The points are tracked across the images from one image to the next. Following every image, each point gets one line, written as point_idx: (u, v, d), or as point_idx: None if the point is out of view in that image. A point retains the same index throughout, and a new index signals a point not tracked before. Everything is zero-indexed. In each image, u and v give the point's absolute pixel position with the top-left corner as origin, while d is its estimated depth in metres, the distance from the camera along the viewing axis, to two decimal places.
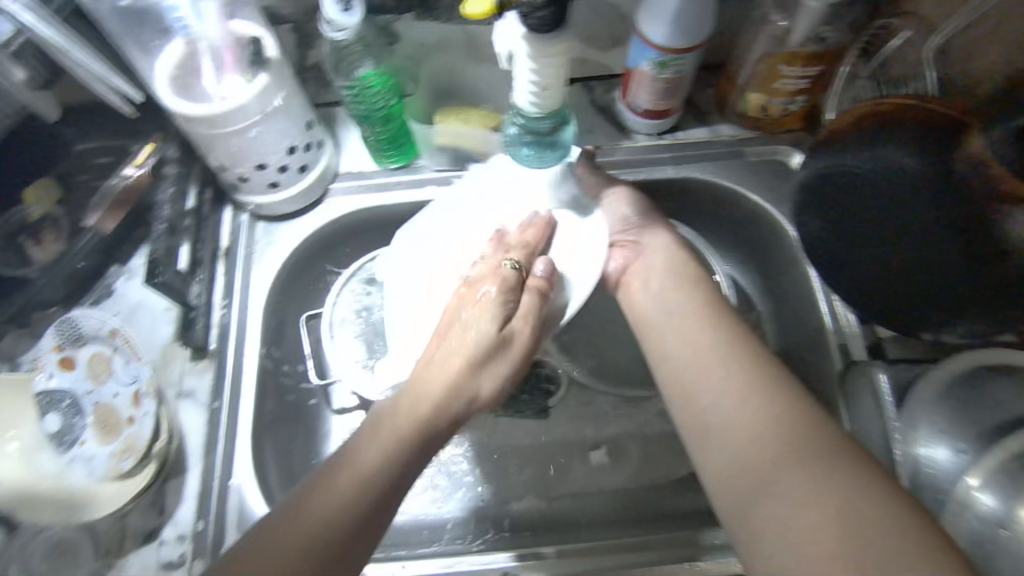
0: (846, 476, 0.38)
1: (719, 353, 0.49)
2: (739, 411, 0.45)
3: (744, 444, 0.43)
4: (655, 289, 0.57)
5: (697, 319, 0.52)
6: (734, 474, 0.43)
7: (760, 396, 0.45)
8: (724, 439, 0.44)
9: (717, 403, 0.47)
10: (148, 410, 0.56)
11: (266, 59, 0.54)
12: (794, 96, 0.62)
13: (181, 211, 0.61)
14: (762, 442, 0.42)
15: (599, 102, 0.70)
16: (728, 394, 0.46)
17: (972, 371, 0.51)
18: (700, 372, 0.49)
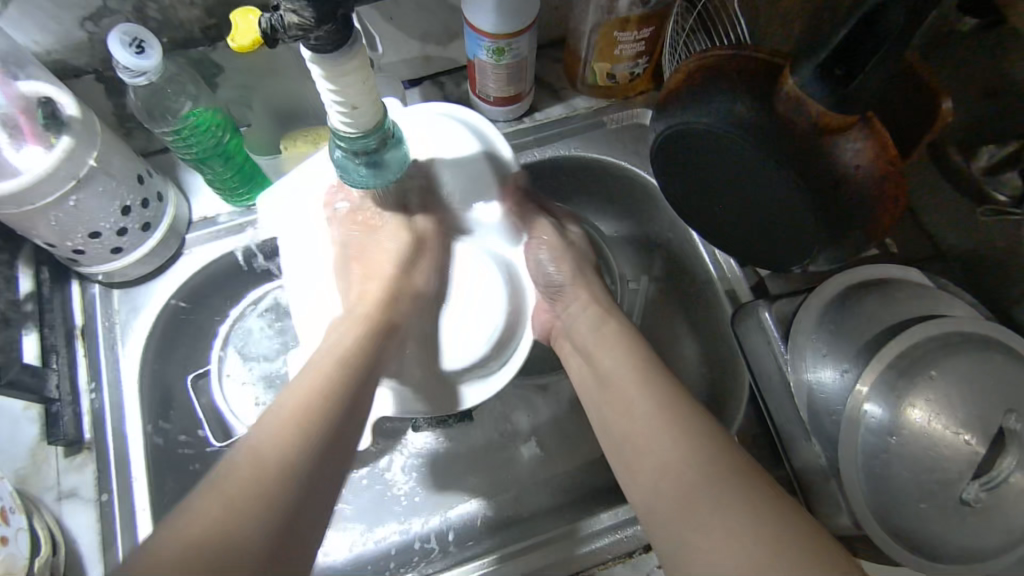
0: (743, 484, 0.39)
1: (639, 389, 0.47)
2: (660, 441, 0.44)
3: (663, 465, 0.42)
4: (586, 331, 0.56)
5: (620, 366, 0.50)
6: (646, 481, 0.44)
7: (678, 414, 0.44)
8: (650, 465, 0.43)
9: (627, 413, 0.47)
10: (19, 524, 0.48)
11: (68, 119, 0.49)
12: (635, 59, 0.62)
13: (12, 300, 0.55)
14: (667, 448, 0.43)
15: (452, 97, 0.69)
16: (646, 422, 0.45)
17: (841, 296, 0.53)
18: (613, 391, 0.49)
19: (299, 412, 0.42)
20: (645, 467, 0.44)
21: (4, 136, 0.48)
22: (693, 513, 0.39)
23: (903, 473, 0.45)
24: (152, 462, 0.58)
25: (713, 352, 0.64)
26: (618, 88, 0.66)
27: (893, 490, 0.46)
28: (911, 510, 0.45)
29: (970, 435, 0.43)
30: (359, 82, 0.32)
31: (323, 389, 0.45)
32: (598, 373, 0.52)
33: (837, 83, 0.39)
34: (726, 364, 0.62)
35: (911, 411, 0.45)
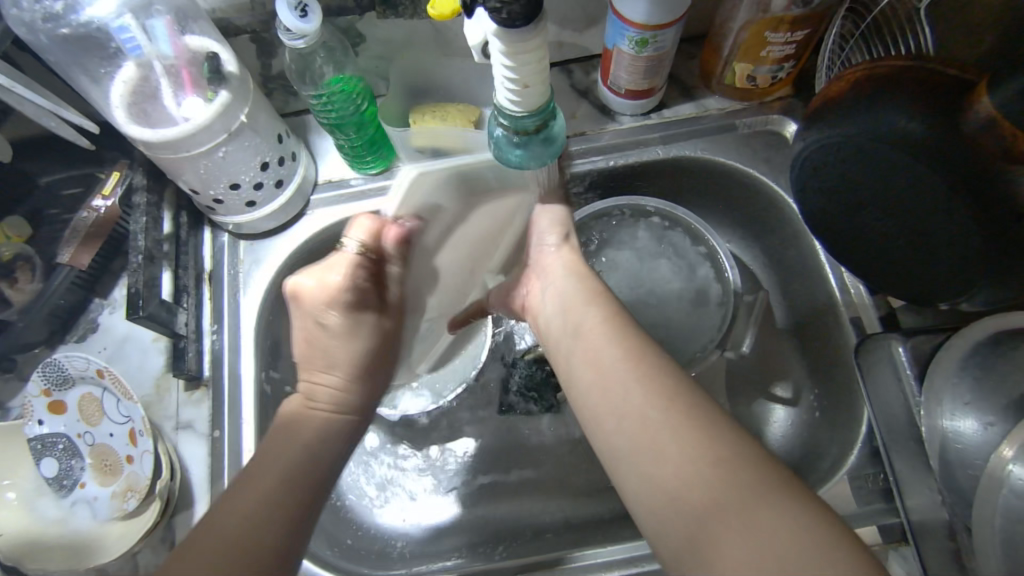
0: (747, 472, 0.35)
1: (631, 366, 0.41)
2: (661, 431, 0.38)
3: (665, 459, 0.37)
4: (557, 301, 0.49)
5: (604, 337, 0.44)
6: (640, 467, 0.38)
7: (657, 383, 0.40)
8: (644, 460, 0.38)
9: (615, 389, 0.41)
10: (145, 447, 0.52)
11: (226, 75, 0.51)
12: (782, 62, 0.59)
13: (157, 237, 0.58)
14: (660, 434, 0.38)
15: (579, 86, 0.67)
16: (641, 407, 0.39)
17: (993, 339, 0.48)
18: (591, 356, 0.44)
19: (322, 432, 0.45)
20: (642, 459, 0.38)
21: (168, 86, 0.51)
22: (713, 529, 0.34)
23: None
24: (260, 406, 0.60)
25: (826, 380, 0.60)
26: (757, 91, 0.63)
27: None
28: None
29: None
30: (533, 62, 0.32)
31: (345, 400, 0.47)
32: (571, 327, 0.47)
33: None
34: (841, 395, 0.58)
35: None
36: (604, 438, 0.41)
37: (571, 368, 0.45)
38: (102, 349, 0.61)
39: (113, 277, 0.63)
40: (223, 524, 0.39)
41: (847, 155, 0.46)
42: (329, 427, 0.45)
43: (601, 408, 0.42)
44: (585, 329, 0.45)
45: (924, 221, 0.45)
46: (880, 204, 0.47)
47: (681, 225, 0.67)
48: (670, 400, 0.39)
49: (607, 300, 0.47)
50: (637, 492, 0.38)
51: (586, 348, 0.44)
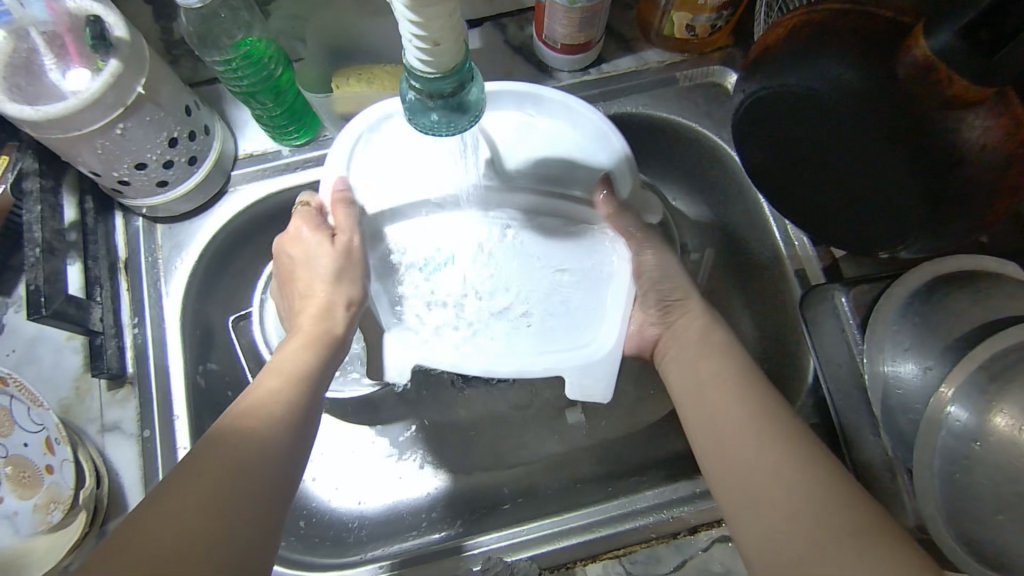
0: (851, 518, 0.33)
1: (735, 397, 0.42)
2: (763, 455, 0.38)
3: (770, 478, 0.37)
4: (690, 347, 0.49)
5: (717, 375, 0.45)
6: (766, 509, 0.36)
7: (772, 430, 0.39)
8: (751, 476, 0.38)
9: (742, 441, 0.40)
10: (64, 456, 0.50)
11: (114, 40, 0.45)
12: (721, 9, 0.56)
13: (56, 228, 0.53)
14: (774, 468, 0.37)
15: (514, 42, 0.64)
16: (762, 452, 0.38)
17: (929, 286, 0.49)
18: (717, 409, 0.43)
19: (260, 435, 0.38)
20: (765, 496, 0.36)
21: (50, 58, 0.46)
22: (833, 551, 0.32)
23: (985, 481, 0.42)
24: (193, 400, 0.57)
25: (773, 332, 0.60)
26: (696, 40, 0.61)
27: (972, 496, 0.43)
28: (989, 522, 0.42)
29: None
30: (444, 18, 0.29)
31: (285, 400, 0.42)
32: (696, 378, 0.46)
33: (980, 48, 0.34)
34: (788, 345, 0.59)
35: (997, 416, 0.42)
36: (734, 484, 0.39)
37: (698, 422, 0.44)
38: (10, 352, 0.56)
39: (14, 272, 0.57)
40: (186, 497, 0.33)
41: (792, 105, 0.44)
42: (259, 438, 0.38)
43: (711, 438, 0.42)
44: (710, 385, 0.45)
45: (864, 168, 0.45)
46: (820, 152, 0.46)
47: None
48: (766, 420, 0.40)
49: (707, 340, 0.49)
50: (744, 512, 0.37)
51: (713, 402, 0.43)
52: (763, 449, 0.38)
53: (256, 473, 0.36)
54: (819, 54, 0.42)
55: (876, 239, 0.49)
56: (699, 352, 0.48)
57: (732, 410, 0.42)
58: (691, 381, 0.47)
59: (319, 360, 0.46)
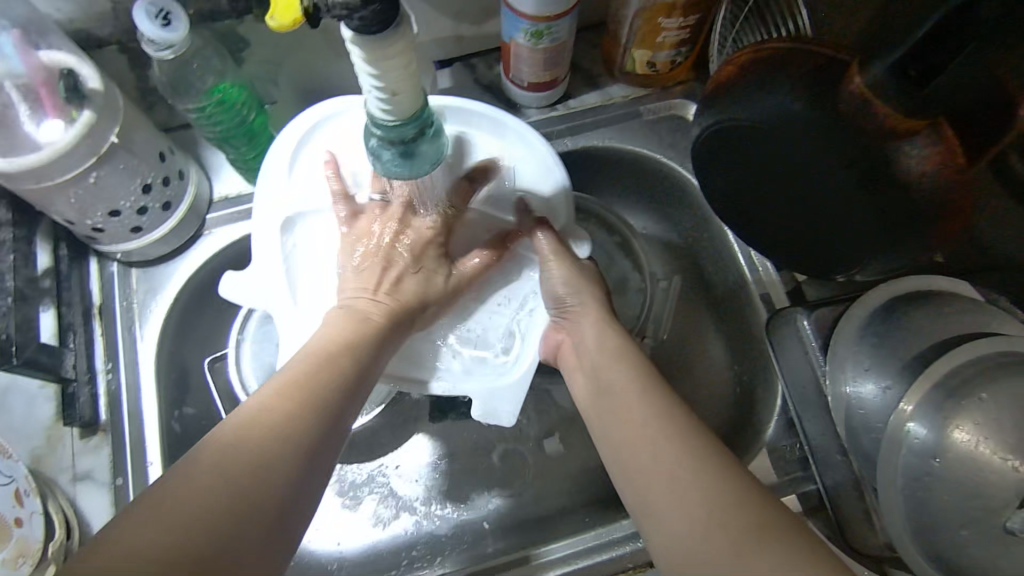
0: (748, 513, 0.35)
1: (634, 395, 0.44)
2: (657, 450, 0.39)
3: (668, 475, 0.38)
4: (586, 353, 0.49)
5: (620, 374, 0.46)
6: (669, 507, 0.37)
7: (674, 425, 0.40)
8: (651, 472, 0.39)
9: (647, 438, 0.41)
10: (34, 509, 0.48)
11: (89, 92, 0.47)
12: (680, 46, 0.59)
13: (29, 276, 0.53)
14: (671, 462, 0.38)
15: (483, 81, 0.66)
16: (664, 451, 0.39)
17: (887, 307, 0.51)
18: (620, 411, 0.43)
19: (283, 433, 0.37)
20: (668, 497, 0.37)
21: (23, 109, 0.46)
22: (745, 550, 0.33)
23: (947, 497, 0.43)
24: (168, 446, 0.56)
25: (744, 354, 0.61)
26: (658, 76, 0.63)
27: (935, 512, 0.44)
28: (953, 538, 0.43)
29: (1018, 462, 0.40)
30: (400, 66, 0.30)
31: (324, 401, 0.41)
32: (599, 381, 0.47)
33: (909, 84, 0.36)
34: (757, 367, 0.60)
35: (956, 432, 0.43)
36: (639, 487, 0.39)
37: (607, 425, 0.44)
38: None
39: None
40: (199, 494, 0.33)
41: (744, 138, 0.46)
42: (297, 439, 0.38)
43: (618, 445, 0.42)
44: (616, 385, 0.45)
45: (816, 195, 0.47)
46: (775, 181, 0.48)
47: (596, 216, 0.68)
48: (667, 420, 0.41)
49: (602, 342, 0.49)
50: (652, 512, 0.38)
51: (618, 401, 0.44)
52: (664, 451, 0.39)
53: (278, 489, 0.35)
54: (766, 89, 0.44)
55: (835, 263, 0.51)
56: (598, 356, 0.48)
57: (635, 415, 0.42)
58: (591, 387, 0.47)
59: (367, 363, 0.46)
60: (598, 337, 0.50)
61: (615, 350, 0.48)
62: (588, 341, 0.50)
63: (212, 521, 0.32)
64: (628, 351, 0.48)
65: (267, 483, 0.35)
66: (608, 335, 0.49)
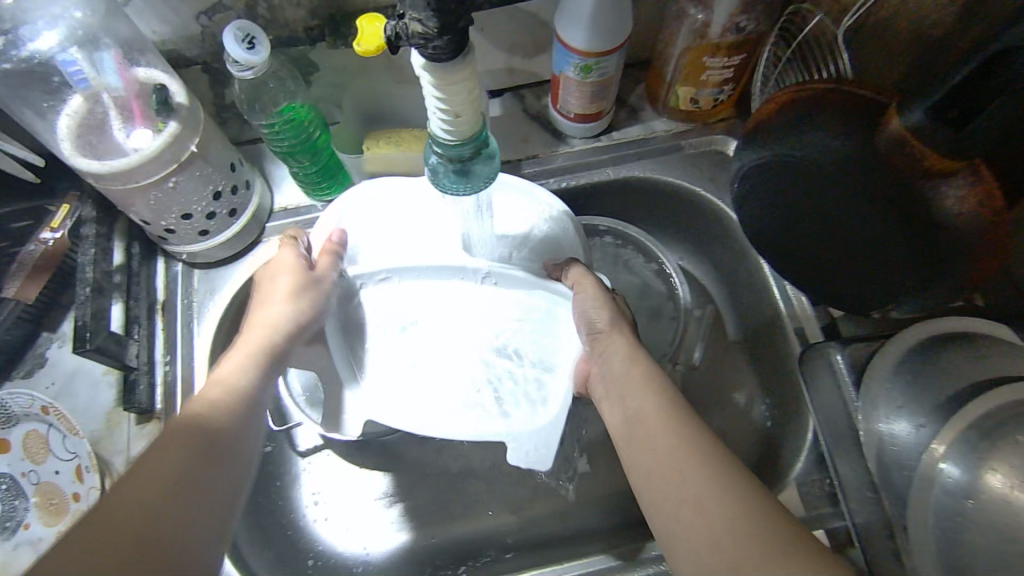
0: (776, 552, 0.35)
1: (665, 424, 0.44)
2: (680, 477, 0.40)
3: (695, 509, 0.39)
4: (612, 378, 0.50)
5: (646, 404, 0.46)
6: (697, 542, 0.38)
7: (700, 454, 0.41)
8: (673, 499, 0.40)
9: (676, 463, 0.41)
10: (92, 483, 0.51)
11: (175, 105, 0.51)
12: (723, 85, 0.61)
13: (105, 270, 0.57)
14: (696, 490, 0.39)
15: (531, 111, 0.69)
16: (696, 484, 0.39)
17: (924, 346, 0.51)
18: (641, 437, 0.44)
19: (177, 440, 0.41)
20: (693, 537, 0.38)
21: (117, 118, 0.51)
22: None
23: (981, 540, 0.42)
24: None
25: (776, 388, 0.62)
26: (700, 112, 0.65)
27: (967, 555, 0.43)
28: None
29: None
30: (462, 90, 0.33)
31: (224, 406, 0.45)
32: (626, 410, 0.47)
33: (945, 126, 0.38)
34: (789, 401, 0.60)
35: (991, 474, 0.43)
36: (664, 516, 0.40)
37: (628, 451, 0.45)
38: (50, 384, 0.60)
39: (61, 310, 0.61)
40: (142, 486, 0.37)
41: (783, 172, 0.48)
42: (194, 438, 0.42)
43: (642, 480, 0.43)
44: (646, 414, 0.45)
45: (849, 231, 0.48)
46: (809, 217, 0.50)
47: (632, 244, 0.70)
48: (676, 454, 0.42)
49: (620, 373, 0.49)
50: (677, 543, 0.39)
51: (644, 429, 0.45)
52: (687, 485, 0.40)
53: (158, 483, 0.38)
54: (808, 125, 0.46)
55: (868, 304, 0.51)
56: (623, 382, 0.48)
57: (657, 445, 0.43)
58: (620, 414, 0.47)
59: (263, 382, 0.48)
60: (617, 367, 0.50)
61: (640, 382, 0.48)
62: (609, 372, 0.50)
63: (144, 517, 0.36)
64: (648, 381, 0.48)
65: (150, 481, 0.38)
66: (632, 364, 0.50)
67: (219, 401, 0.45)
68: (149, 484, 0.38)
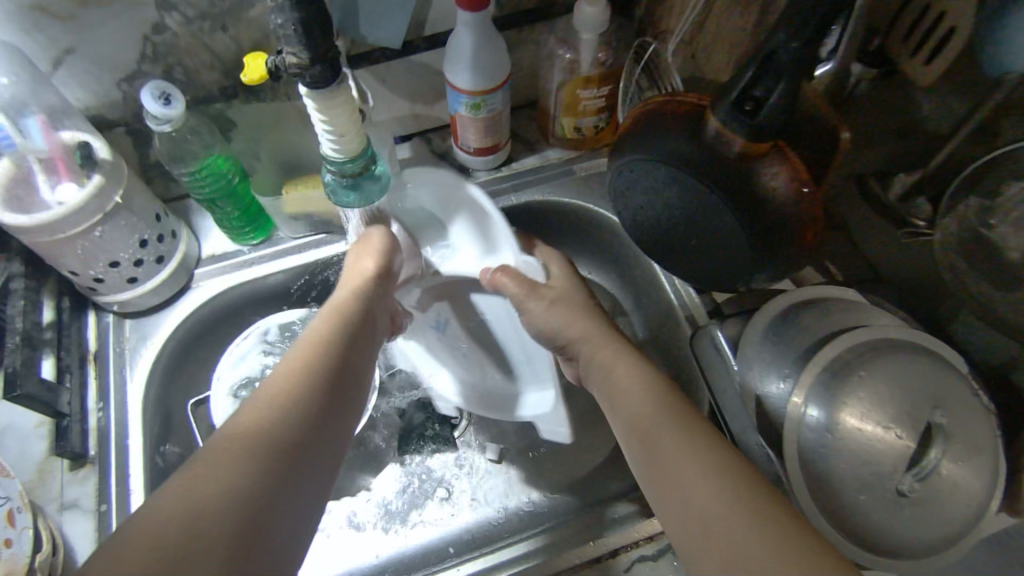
0: (774, 523, 0.35)
1: (659, 419, 0.45)
2: (682, 462, 0.41)
3: (696, 491, 0.39)
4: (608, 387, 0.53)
5: (642, 404, 0.48)
6: (695, 525, 0.38)
7: (699, 442, 0.42)
8: (677, 481, 0.41)
9: (675, 453, 0.42)
10: (25, 525, 0.51)
11: (99, 160, 0.56)
12: (599, 113, 0.71)
13: (35, 322, 0.60)
14: (698, 473, 0.40)
15: (438, 151, 0.77)
16: (695, 466, 0.40)
17: (784, 313, 0.58)
18: (642, 431, 0.46)
19: (265, 432, 0.39)
20: (698, 517, 0.38)
21: (41, 175, 0.55)
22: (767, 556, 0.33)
23: None
24: (150, 478, 0.62)
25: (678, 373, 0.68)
26: (585, 139, 0.74)
27: (833, 481, 0.51)
28: (852, 502, 0.50)
29: (903, 433, 0.50)
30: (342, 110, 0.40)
31: (291, 390, 0.42)
32: (622, 413, 0.49)
33: (745, 117, 0.46)
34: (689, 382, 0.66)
35: (847, 413, 0.51)
36: (670, 503, 0.41)
37: (631, 452, 0.47)
38: None
39: None
40: (255, 445, 0.37)
41: (648, 172, 0.56)
42: (266, 434, 0.38)
43: (653, 470, 0.43)
44: (640, 416, 0.47)
45: (703, 222, 0.55)
46: (673, 212, 0.57)
47: None
48: (692, 431, 0.43)
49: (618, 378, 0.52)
50: (684, 523, 0.39)
51: (640, 427, 0.46)
52: (691, 468, 0.40)
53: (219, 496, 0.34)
54: (657, 133, 0.54)
55: (736, 280, 0.59)
56: (615, 394, 0.51)
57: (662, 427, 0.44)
58: (617, 414, 0.50)
59: (327, 369, 0.46)
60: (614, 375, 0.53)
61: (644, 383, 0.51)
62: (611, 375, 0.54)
63: (219, 523, 0.33)
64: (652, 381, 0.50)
65: (218, 485, 0.34)
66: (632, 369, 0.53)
67: (292, 391, 0.42)
68: (220, 483, 0.34)
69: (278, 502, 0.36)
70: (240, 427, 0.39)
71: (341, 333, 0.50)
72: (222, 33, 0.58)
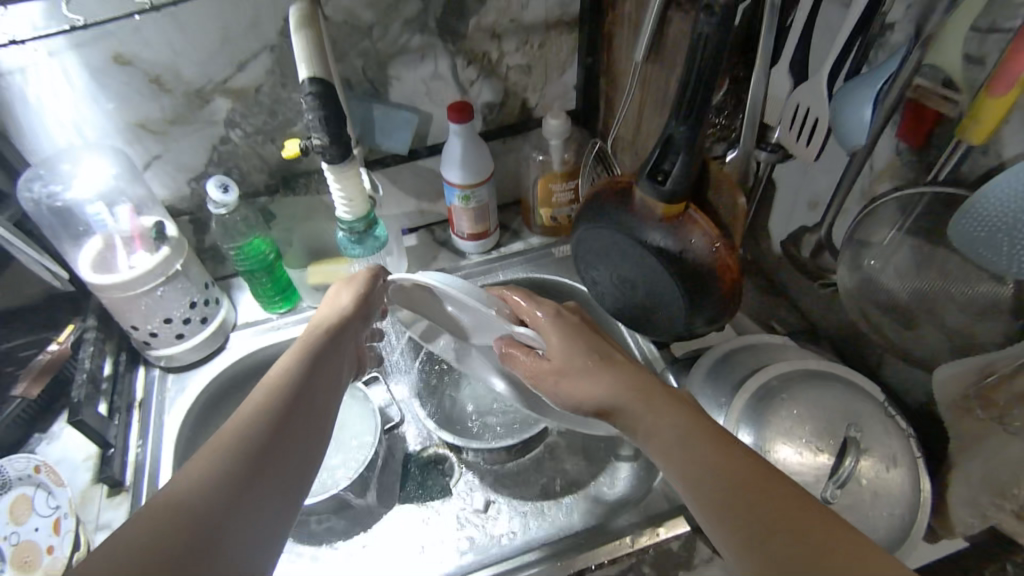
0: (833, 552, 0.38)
1: (683, 448, 0.48)
2: (721, 488, 0.44)
3: (753, 508, 0.42)
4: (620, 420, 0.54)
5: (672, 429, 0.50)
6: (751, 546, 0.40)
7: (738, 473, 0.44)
8: (721, 491, 0.44)
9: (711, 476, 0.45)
10: (67, 530, 0.62)
11: (168, 235, 0.72)
12: (570, 203, 0.85)
13: (99, 367, 0.72)
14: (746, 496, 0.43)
15: (440, 239, 0.92)
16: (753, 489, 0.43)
17: (726, 355, 0.68)
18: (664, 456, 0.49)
19: (235, 449, 0.44)
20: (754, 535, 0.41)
21: (124, 247, 0.71)
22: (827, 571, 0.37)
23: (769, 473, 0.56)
24: None
25: None
26: (561, 226, 0.88)
27: None
28: None
29: (828, 455, 0.57)
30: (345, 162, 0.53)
31: (264, 404, 0.48)
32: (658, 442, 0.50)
33: (656, 185, 0.60)
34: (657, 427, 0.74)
35: (778, 445, 0.58)
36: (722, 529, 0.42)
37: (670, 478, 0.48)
38: None
39: (55, 412, 0.75)
40: (211, 475, 0.42)
41: (600, 237, 0.69)
42: (242, 446, 0.44)
43: (694, 485, 0.45)
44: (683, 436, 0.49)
45: (648, 279, 0.67)
46: (625, 273, 0.69)
47: None
48: (757, 495, 0.42)
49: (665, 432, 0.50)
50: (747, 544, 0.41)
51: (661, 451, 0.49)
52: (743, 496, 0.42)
53: (184, 507, 0.39)
54: (602, 207, 0.68)
55: (684, 328, 0.69)
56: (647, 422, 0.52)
57: (742, 503, 0.42)
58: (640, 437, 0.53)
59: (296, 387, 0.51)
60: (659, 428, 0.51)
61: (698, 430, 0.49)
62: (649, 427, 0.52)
63: (176, 530, 0.38)
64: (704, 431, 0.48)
65: (181, 505, 0.39)
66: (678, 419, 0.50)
67: (261, 401, 0.48)
68: (191, 500, 0.40)
69: (236, 517, 0.40)
70: (209, 450, 0.43)
71: (300, 370, 0.53)
72: (271, 143, 0.76)
